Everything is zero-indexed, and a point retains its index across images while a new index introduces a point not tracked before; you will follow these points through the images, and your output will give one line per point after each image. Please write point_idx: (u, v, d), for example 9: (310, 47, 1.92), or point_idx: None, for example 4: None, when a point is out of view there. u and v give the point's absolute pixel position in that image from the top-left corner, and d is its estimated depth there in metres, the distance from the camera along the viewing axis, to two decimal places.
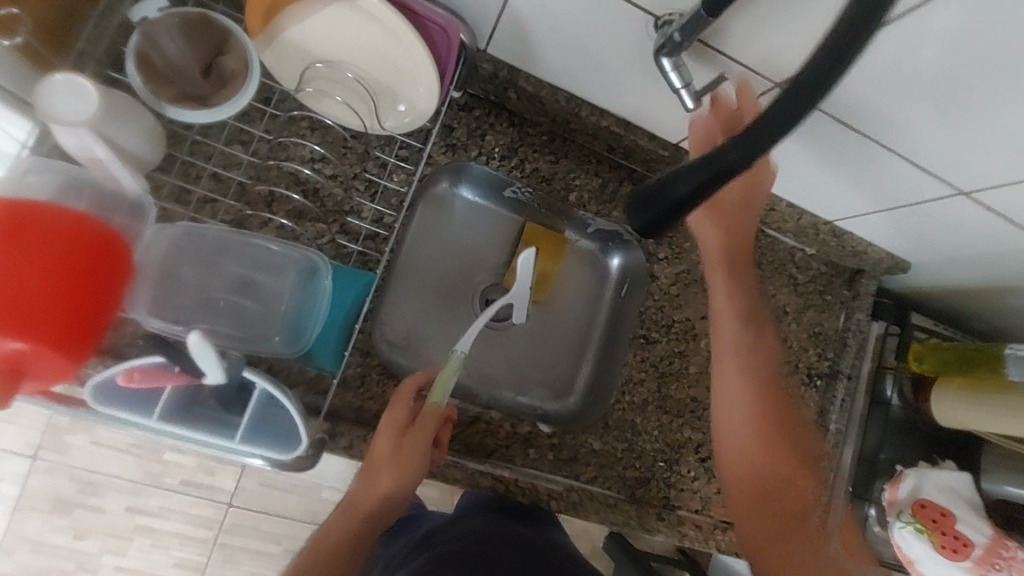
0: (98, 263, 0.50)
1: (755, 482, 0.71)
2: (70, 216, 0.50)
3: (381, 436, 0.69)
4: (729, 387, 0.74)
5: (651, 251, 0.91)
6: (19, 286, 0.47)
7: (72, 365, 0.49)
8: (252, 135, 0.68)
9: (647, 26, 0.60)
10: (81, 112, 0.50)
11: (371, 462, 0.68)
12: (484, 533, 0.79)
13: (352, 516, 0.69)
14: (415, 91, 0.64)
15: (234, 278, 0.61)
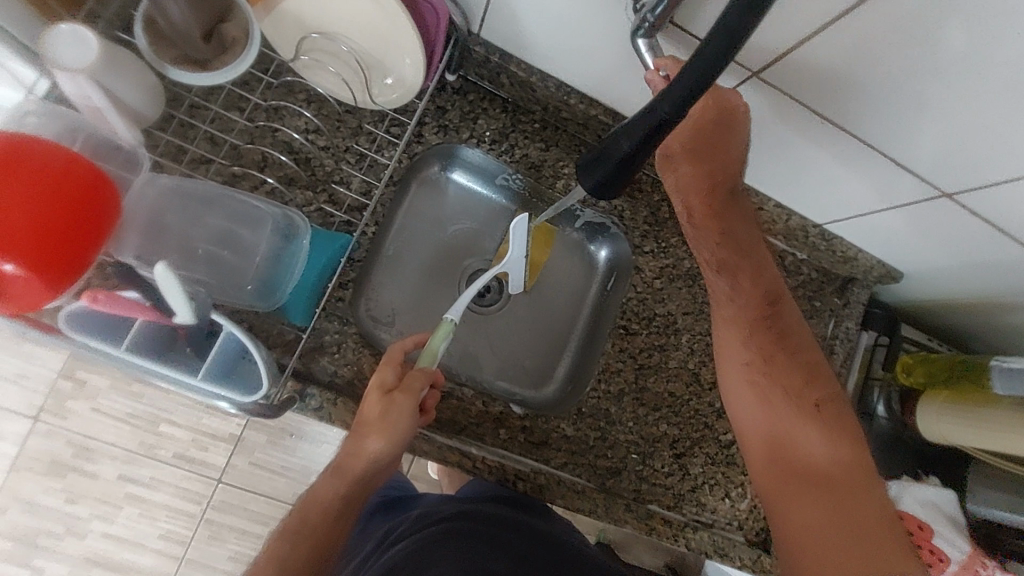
0: (89, 201, 0.54)
1: (759, 436, 0.70)
2: (63, 154, 0.53)
3: (369, 398, 0.69)
4: (724, 349, 0.74)
5: (637, 243, 0.91)
6: (12, 215, 0.51)
7: (59, 292, 0.52)
8: (251, 103, 0.72)
9: (626, 10, 0.62)
10: (82, 60, 0.54)
11: (358, 424, 0.69)
12: (477, 514, 0.73)
13: (338, 479, 0.69)
14: (405, 64, 0.67)
15: (215, 230, 0.65)
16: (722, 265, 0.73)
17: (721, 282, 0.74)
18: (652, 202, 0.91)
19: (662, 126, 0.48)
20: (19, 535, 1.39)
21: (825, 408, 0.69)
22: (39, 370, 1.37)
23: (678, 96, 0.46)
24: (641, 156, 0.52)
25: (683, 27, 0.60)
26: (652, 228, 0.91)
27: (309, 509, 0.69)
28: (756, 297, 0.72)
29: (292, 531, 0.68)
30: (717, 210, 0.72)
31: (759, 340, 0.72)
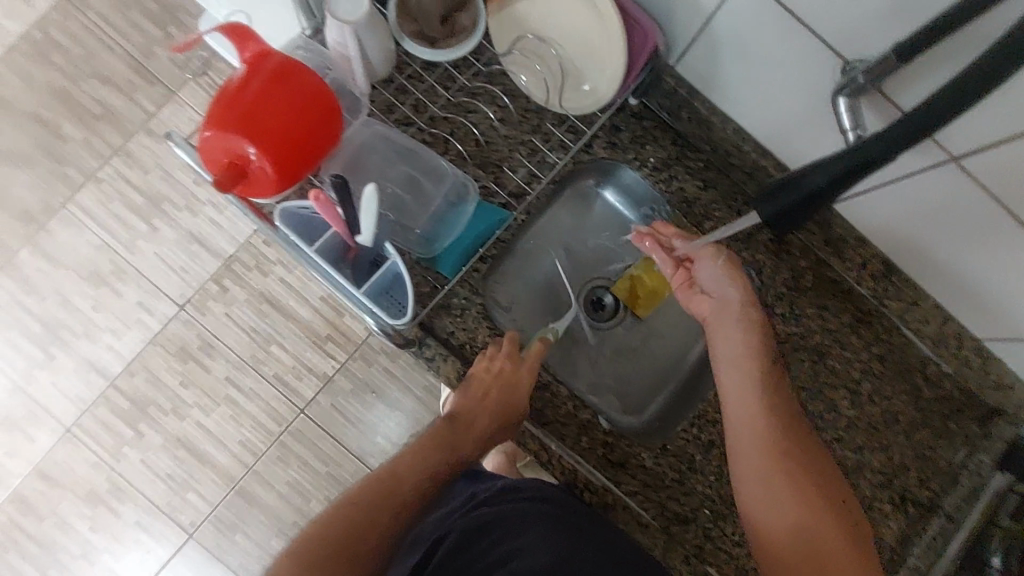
0: (323, 122, 0.64)
1: (793, 537, 0.64)
2: (319, 82, 0.64)
3: (514, 389, 0.76)
4: (748, 447, 0.68)
5: (769, 302, 0.88)
6: (270, 116, 0.62)
7: (282, 185, 0.64)
8: (455, 83, 0.79)
9: (834, 70, 0.64)
10: (352, 14, 0.66)
11: (499, 410, 0.75)
12: (556, 499, 0.71)
13: (453, 443, 0.75)
14: (604, 76, 0.75)
15: (404, 175, 0.75)
16: (745, 359, 0.71)
17: (748, 375, 0.71)
18: (796, 266, 0.89)
19: (864, 165, 0.48)
20: (133, 398, 1.45)
21: (852, 515, 0.66)
22: (194, 263, 1.46)
23: (891, 141, 0.45)
24: (830, 190, 0.52)
25: (889, 96, 0.60)
26: (789, 293, 0.88)
27: (416, 463, 0.73)
28: (779, 391, 0.71)
29: (398, 472, 0.71)
30: (743, 311, 0.73)
31: (786, 435, 0.68)
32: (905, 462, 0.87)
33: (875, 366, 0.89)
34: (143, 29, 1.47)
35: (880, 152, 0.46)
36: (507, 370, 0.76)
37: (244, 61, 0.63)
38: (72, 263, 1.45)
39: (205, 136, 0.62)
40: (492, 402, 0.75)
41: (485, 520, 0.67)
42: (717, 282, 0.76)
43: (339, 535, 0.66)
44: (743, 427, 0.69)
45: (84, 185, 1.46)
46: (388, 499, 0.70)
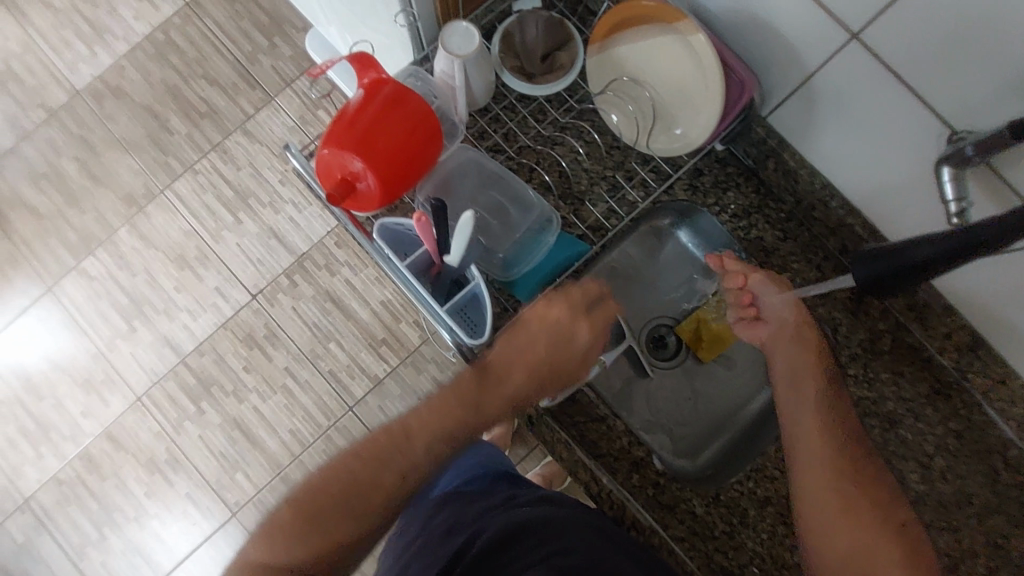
0: (425, 145, 0.69)
1: (842, 548, 0.64)
2: (426, 108, 0.68)
3: (555, 343, 0.68)
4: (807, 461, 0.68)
5: (842, 362, 0.86)
6: (379, 135, 0.66)
7: (382, 200, 0.69)
8: (547, 116, 0.82)
9: (940, 137, 0.62)
10: (464, 49, 0.71)
11: (538, 366, 0.68)
12: (600, 521, 0.69)
13: (474, 403, 0.67)
14: (696, 122, 0.77)
15: (493, 202, 0.79)
16: (802, 374, 0.72)
17: (804, 387, 0.72)
18: (875, 329, 0.87)
19: (974, 245, 0.46)
20: (199, 377, 1.54)
21: (912, 536, 0.64)
22: (270, 257, 1.56)
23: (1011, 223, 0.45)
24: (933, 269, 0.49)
25: (998, 172, 0.58)
26: (864, 353, 0.87)
27: (436, 419, 0.66)
28: (836, 404, 0.70)
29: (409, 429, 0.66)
30: (802, 331, 0.74)
31: (844, 450, 0.68)
32: (975, 548, 0.82)
33: (950, 442, 0.85)
34: (252, 39, 1.60)
35: (994, 235, 0.46)
36: (542, 314, 0.69)
37: (362, 85, 0.68)
38: (163, 245, 1.57)
39: (323, 153, 0.68)
40: (532, 356, 0.68)
41: (530, 530, 0.62)
42: (775, 304, 0.76)
43: (337, 491, 0.63)
44: (797, 435, 0.70)
45: (183, 175, 1.59)
46: (391, 457, 0.64)
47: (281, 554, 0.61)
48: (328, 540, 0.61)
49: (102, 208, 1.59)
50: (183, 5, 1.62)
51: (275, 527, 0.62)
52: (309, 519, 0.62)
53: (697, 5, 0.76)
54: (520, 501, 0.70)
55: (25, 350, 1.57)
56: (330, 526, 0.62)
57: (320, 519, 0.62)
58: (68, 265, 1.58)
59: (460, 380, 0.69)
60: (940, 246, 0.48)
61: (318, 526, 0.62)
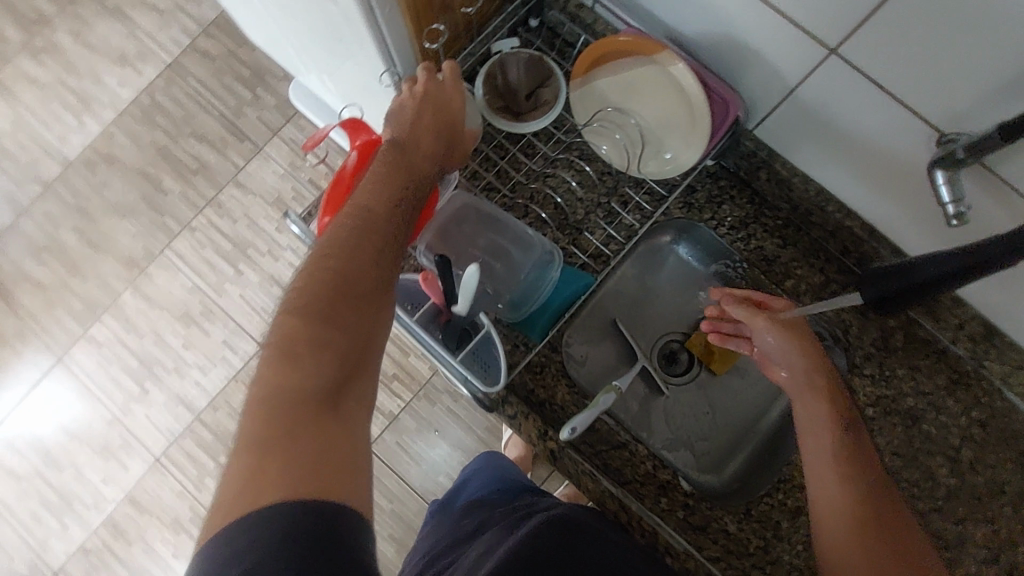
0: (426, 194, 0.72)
1: None
2: None
3: (449, 110, 0.70)
4: (834, 526, 0.64)
5: (856, 363, 0.87)
6: None
7: None
8: (536, 151, 0.84)
9: (929, 140, 0.63)
10: None
11: (443, 133, 0.69)
12: (610, 529, 0.69)
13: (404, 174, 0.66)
14: (683, 144, 0.78)
15: (494, 244, 0.80)
16: (820, 436, 0.67)
17: (821, 436, 0.67)
18: (886, 326, 0.87)
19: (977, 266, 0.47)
20: (216, 432, 1.54)
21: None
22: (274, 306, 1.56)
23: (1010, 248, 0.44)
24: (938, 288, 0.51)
25: (991, 168, 0.59)
26: (878, 352, 0.87)
27: (380, 211, 0.62)
28: (857, 455, 0.66)
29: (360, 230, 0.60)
30: (818, 381, 0.70)
31: (867, 508, 0.63)
32: (1015, 537, 0.81)
33: (976, 432, 0.84)
34: (236, 93, 1.62)
35: (1000, 253, 0.45)
36: (433, 94, 0.69)
37: (353, 150, 0.70)
38: (168, 304, 1.58)
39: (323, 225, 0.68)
40: (430, 121, 0.68)
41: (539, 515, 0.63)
42: (773, 341, 0.73)
43: (317, 312, 0.54)
44: (818, 489, 0.66)
45: (180, 234, 1.60)
46: (362, 264, 0.58)
47: (283, 396, 0.50)
48: (333, 362, 0.53)
49: (104, 274, 1.60)
50: (165, 67, 1.65)
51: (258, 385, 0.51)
52: (299, 352, 0.52)
53: (671, 30, 0.77)
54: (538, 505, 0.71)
55: (41, 423, 1.57)
56: (329, 347, 0.53)
57: (312, 346, 0.52)
58: (76, 334, 1.59)
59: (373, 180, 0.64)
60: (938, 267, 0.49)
61: (315, 350, 0.52)
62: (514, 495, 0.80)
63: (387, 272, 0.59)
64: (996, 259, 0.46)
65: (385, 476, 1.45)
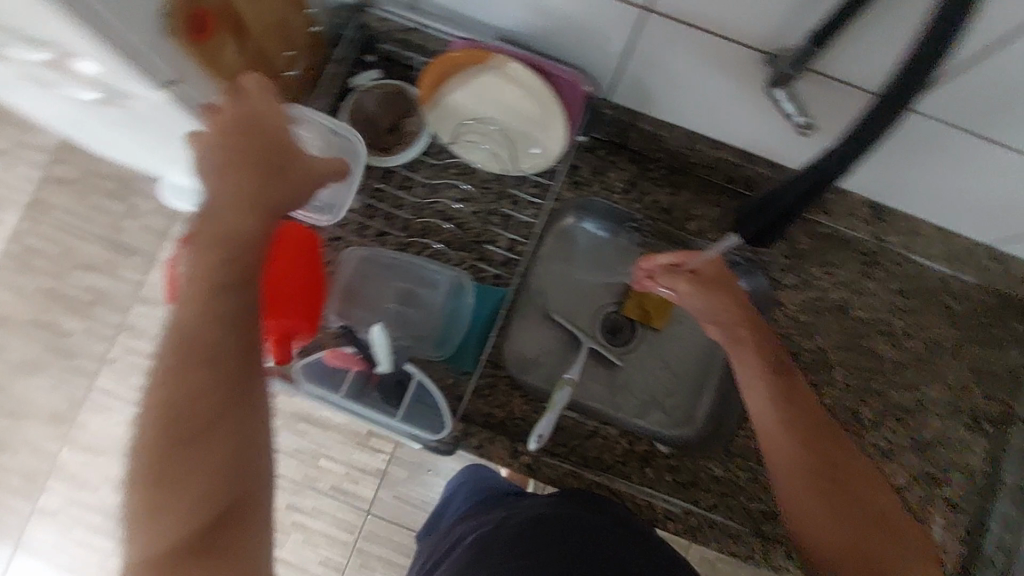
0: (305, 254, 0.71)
1: (836, 548, 0.64)
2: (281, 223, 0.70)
3: (280, 135, 0.55)
4: (785, 457, 0.68)
5: (777, 278, 0.90)
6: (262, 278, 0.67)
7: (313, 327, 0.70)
8: (414, 181, 0.84)
9: (760, 63, 0.66)
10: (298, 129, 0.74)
11: (274, 165, 0.54)
12: (572, 514, 0.70)
13: (231, 232, 0.51)
14: (546, 132, 0.78)
15: (401, 290, 0.81)
16: (760, 384, 0.71)
17: (762, 388, 0.70)
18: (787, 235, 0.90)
19: (825, 180, 0.49)
20: None
21: (891, 519, 0.65)
22: None
23: (840, 155, 0.48)
24: (803, 206, 0.52)
25: (823, 72, 0.62)
26: (791, 261, 0.90)
27: (216, 300, 0.50)
28: (799, 400, 0.70)
29: (194, 341, 0.49)
30: (741, 326, 0.74)
31: (809, 447, 0.67)
32: (963, 381, 0.87)
33: (901, 301, 0.89)
34: (109, 209, 1.51)
35: (835, 167, 0.47)
36: (247, 127, 0.54)
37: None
38: (112, 446, 1.47)
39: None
40: (256, 158, 0.53)
41: (511, 534, 0.68)
42: (703, 301, 0.75)
43: (176, 440, 0.48)
44: (767, 435, 0.69)
45: (100, 370, 1.48)
46: (212, 376, 0.49)
47: (163, 533, 0.48)
48: (208, 489, 0.49)
49: (33, 439, 1.47)
50: (23, 207, 1.52)
51: (134, 532, 0.48)
52: (169, 484, 0.48)
53: (499, 29, 0.77)
54: (518, 504, 0.75)
55: None
56: (201, 473, 0.49)
57: (179, 485, 0.48)
58: (24, 511, 1.46)
59: (194, 259, 0.51)
60: None
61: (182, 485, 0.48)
62: (490, 501, 0.83)
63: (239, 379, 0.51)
64: (833, 165, 0.50)
65: (395, 533, 1.40)
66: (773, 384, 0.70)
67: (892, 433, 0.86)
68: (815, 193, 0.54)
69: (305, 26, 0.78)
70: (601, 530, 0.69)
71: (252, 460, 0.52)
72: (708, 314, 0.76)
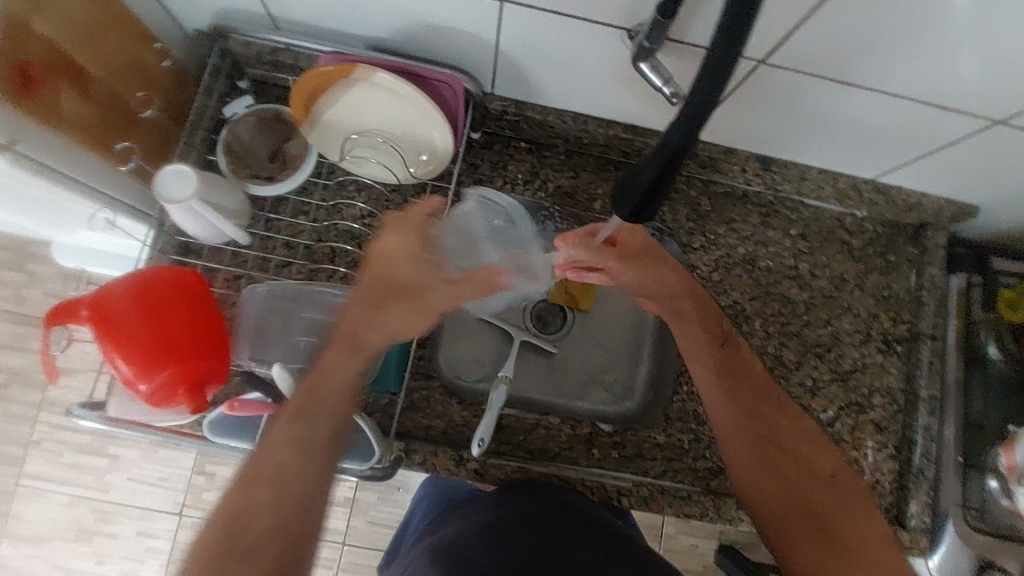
0: (201, 295, 0.67)
1: (786, 502, 0.68)
2: (169, 268, 0.66)
3: (411, 263, 0.68)
4: (726, 422, 0.73)
5: (686, 243, 0.92)
6: (153, 333, 0.63)
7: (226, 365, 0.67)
8: (311, 205, 0.82)
9: (622, 39, 0.66)
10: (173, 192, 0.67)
11: (399, 290, 0.67)
12: (531, 513, 0.70)
13: (350, 343, 0.64)
14: (431, 137, 0.76)
15: (309, 322, 0.75)
16: (700, 356, 0.75)
17: (704, 360, 0.76)
18: (690, 199, 0.93)
19: (677, 152, 0.48)
20: None
21: (838, 477, 0.69)
22: (176, 467, 1.32)
23: (685, 131, 0.46)
24: (666, 181, 0.51)
25: (681, 40, 0.64)
26: (696, 224, 0.93)
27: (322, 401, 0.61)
28: (738, 367, 0.75)
29: (300, 422, 0.59)
30: (682, 298, 0.77)
31: (749, 412, 0.73)
32: (870, 310, 0.93)
33: (803, 245, 0.94)
34: (5, 280, 1.36)
35: (685, 139, 0.47)
36: (384, 250, 0.68)
37: (88, 324, 0.63)
38: (54, 532, 1.32)
39: (134, 389, 0.63)
40: (393, 270, 0.67)
41: (474, 539, 0.66)
42: (638, 283, 0.78)
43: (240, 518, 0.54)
44: (712, 403, 0.75)
45: (28, 454, 1.33)
46: (287, 462, 0.57)
47: None
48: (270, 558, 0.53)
49: None
50: None
51: None
52: (229, 558, 0.52)
53: (366, 38, 0.75)
54: (475, 507, 0.74)
55: None
56: (266, 547, 0.53)
57: (249, 540, 0.53)
58: None
59: (340, 361, 0.63)
60: (654, 169, 0.50)
61: (246, 558, 0.52)
62: (446, 514, 0.81)
63: (309, 468, 0.58)
64: (685, 143, 0.47)
65: (374, 558, 1.37)
66: (715, 354, 0.76)
67: (814, 369, 0.91)
68: (673, 172, 0.51)
69: (157, 59, 0.73)
70: (557, 524, 0.69)
71: (306, 531, 0.56)
72: (643, 287, 0.78)
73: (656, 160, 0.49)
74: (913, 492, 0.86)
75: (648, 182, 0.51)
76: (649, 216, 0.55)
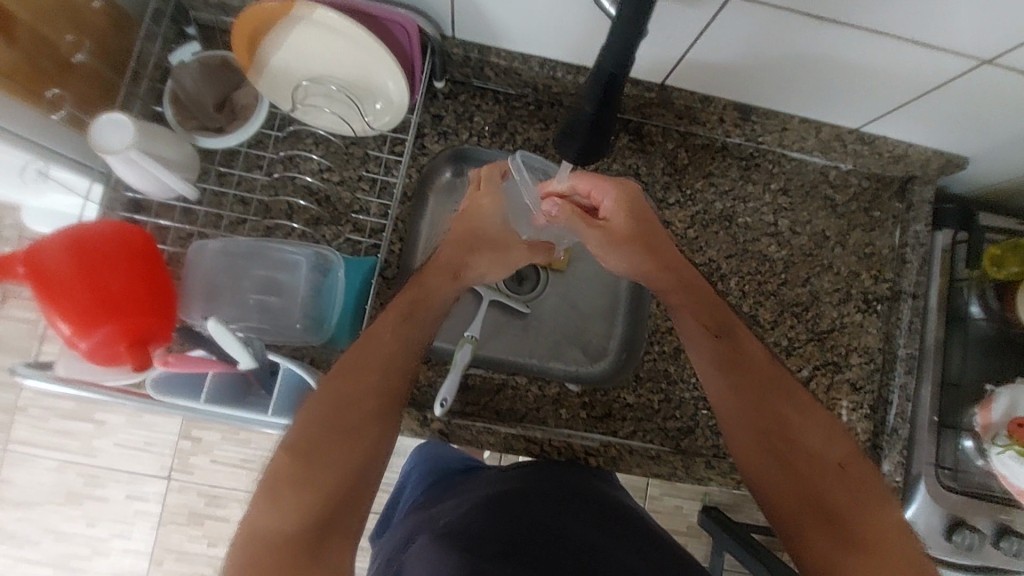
0: (144, 251, 0.64)
1: (793, 488, 0.62)
2: (109, 223, 0.63)
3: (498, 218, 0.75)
4: (722, 400, 0.69)
5: (661, 198, 0.88)
6: (90, 290, 0.61)
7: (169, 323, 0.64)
8: (266, 158, 0.78)
9: None
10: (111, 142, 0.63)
11: (486, 241, 0.74)
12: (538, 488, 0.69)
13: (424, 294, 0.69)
14: (386, 84, 0.72)
15: (261, 280, 0.73)
16: (698, 323, 0.72)
17: (700, 331, 0.72)
18: (667, 151, 0.89)
19: (613, 80, 0.54)
20: None
21: (847, 467, 0.63)
22: (161, 432, 1.32)
23: (619, 56, 0.52)
24: (606, 114, 0.57)
25: None
26: (672, 178, 0.89)
27: (391, 343, 0.64)
28: (731, 339, 0.71)
29: (372, 369, 0.62)
30: (673, 288, 0.73)
31: (744, 387, 0.68)
32: (852, 269, 0.90)
33: (783, 201, 0.90)
34: None
35: (618, 66, 0.53)
36: (475, 207, 0.74)
37: (26, 283, 0.61)
38: (42, 497, 1.32)
39: (75, 348, 0.61)
40: (478, 224, 0.74)
41: (482, 509, 0.64)
42: (619, 259, 0.74)
43: (310, 443, 0.56)
44: (706, 377, 0.71)
45: (14, 421, 1.31)
46: (353, 407, 0.59)
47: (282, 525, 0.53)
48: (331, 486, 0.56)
49: None
50: None
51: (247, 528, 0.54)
52: (298, 471, 0.55)
53: None
54: (486, 482, 0.73)
55: None
56: (326, 473, 0.56)
57: (319, 468, 0.56)
58: None
59: (439, 293, 0.70)
60: (593, 101, 0.56)
61: (298, 486, 0.54)
62: (453, 482, 0.80)
63: (376, 413, 0.60)
64: (620, 69, 0.53)
65: None
66: (711, 346, 0.71)
67: (791, 329, 0.88)
68: (614, 105, 0.57)
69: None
70: (557, 503, 0.67)
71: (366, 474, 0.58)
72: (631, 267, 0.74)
73: (593, 89, 0.55)
74: (886, 451, 0.85)
75: (588, 117, 0.58)
76: (595, 158, 0.62)
